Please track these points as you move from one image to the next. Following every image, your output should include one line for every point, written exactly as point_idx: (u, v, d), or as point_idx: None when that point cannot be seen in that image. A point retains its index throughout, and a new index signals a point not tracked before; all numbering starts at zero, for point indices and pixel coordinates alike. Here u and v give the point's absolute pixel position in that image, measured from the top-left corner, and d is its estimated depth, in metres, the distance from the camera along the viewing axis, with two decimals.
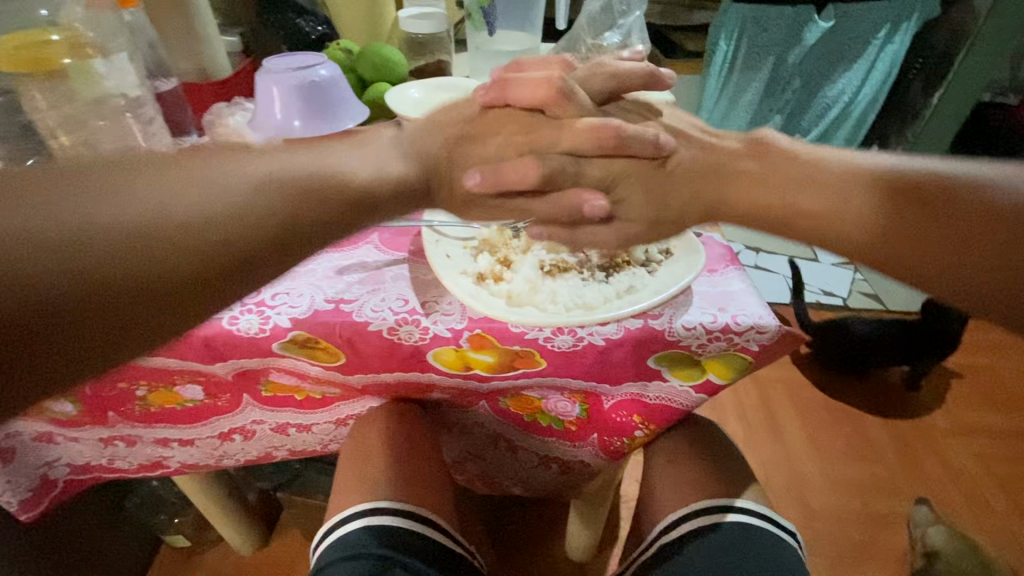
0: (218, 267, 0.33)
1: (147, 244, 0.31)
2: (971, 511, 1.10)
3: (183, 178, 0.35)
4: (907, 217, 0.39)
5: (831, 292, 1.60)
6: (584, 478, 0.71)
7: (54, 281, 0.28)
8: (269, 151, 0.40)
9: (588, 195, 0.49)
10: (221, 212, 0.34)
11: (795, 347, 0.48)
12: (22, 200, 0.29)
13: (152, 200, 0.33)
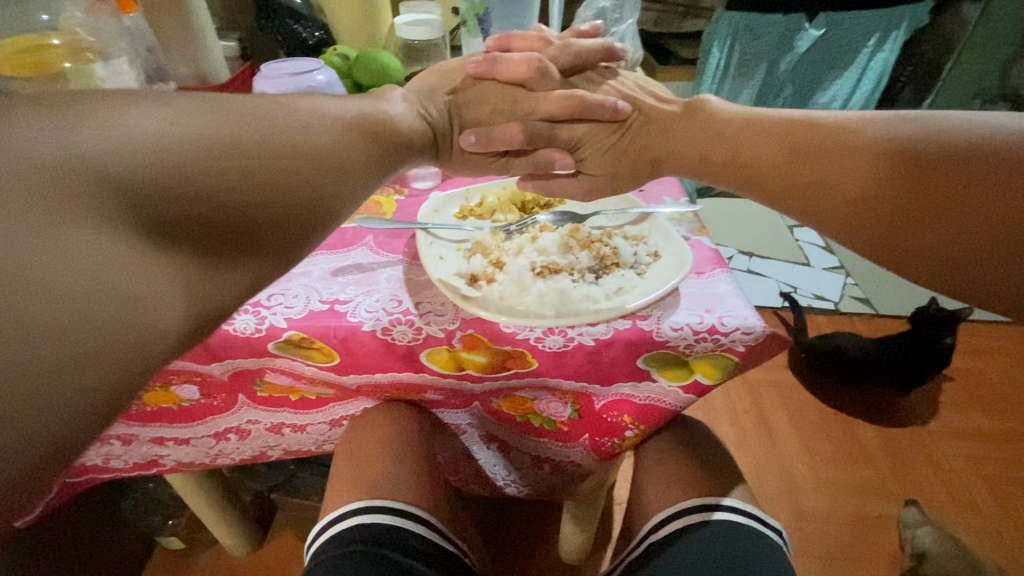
0: (354, 183, 0.42)
1: (314, 159, 0.40)
2: (960, 513, 1.12)
3: (274, 116, 0.39)
4: (903, 190, 0.42)
5: (823, 296, 1.62)
6: (576, 478, 0.72)
7: (271, 180, 0.35)
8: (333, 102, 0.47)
9: (557, 154, 0.62)
10: (305, 147, 0.39)
11: (780, 348, 0.50)
12: (227, 121, 0.36)
13: (304, 130, 0.40)
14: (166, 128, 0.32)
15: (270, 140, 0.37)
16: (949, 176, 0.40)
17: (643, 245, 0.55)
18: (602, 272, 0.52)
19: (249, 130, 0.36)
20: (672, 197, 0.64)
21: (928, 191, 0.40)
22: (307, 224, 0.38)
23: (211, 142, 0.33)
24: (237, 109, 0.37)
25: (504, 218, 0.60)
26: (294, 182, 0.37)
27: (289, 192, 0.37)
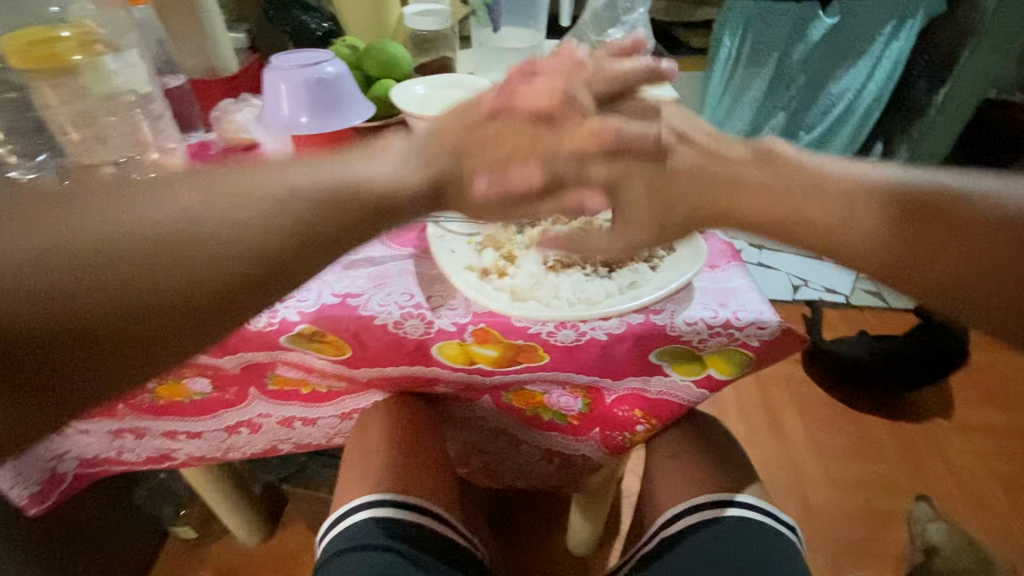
0: (206, 303, 0.35)
1: (142, 282, 0.34)
2: (972, 509, 1.11)
3: (194, 199, 0.37)
4: (904, 243, 0.39)
5: (834, 289, 1.60)
6: (584, 472, 0.71)
7: (41, 320, 0.31)
8: (281, 167, 0.41)
9: (587, 198, 0.49)
10: (210, 236, 0.36)
11: (796, 345, 0.49)
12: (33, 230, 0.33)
13: (147, 233, 0.35)
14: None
15: (164, 237, 0.35)
16: (943, 228, 0.38)
17: None
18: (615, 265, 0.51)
19: (148, 224, 0.35)
20: None
21: (926, 240, 0.38)
22: (199, 319, 0.35)
23: (89, 249, 0.33)
24: (149, 199, 0.36)
25: None
26: (175, 285, 0.34)
27: (172, 298, 0.34)
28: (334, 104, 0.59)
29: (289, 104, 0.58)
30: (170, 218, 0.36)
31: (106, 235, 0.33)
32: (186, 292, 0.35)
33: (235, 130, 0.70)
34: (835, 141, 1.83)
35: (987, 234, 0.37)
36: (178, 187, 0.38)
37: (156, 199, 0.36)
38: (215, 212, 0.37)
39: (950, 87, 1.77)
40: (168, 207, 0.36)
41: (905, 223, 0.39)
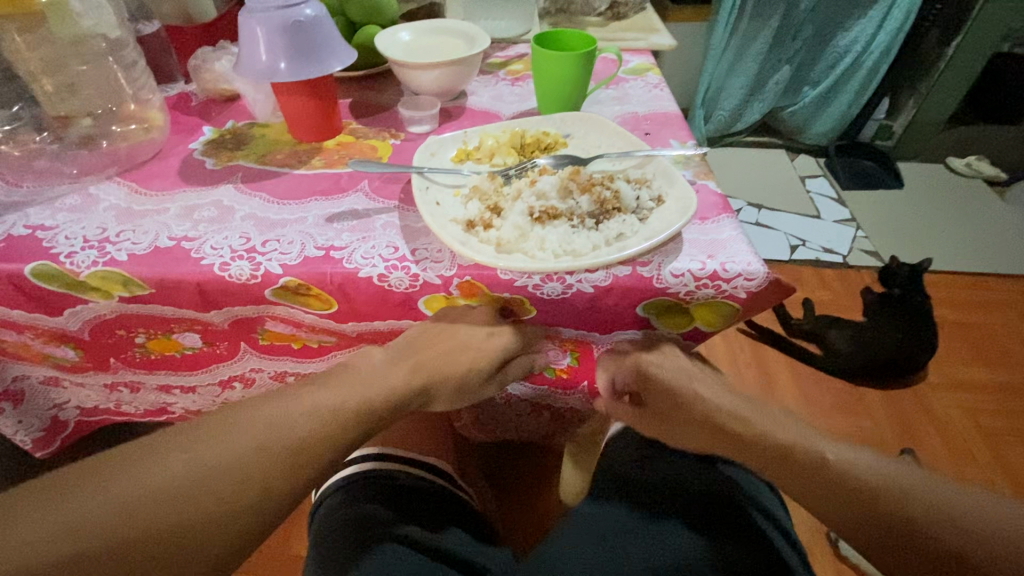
0: (272, 465, 0.42)
1: (246, 457, 0.42)
2: (954, 461, 1.14)
3: (252, 413, 0.45)
4: (873, 528, 0.45)
5: (832, 249, 1.58)
6: (574, 423, 0.73)
7: (190, 475, 0.40)
8: (347, 384, 0.49)
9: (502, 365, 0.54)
10: (263, 473, 0.42)
11: (783, 295, 0.48)
12: (243, 412, 0.45)
13: (277, 411, 0.45)
14: (233, 426, 0.43)
15: (205, 459, 0.41)
16: (902, 504, 0.44)
17: (646, 189, 0.52)
18: (603, 218, 0.49)
19: (137, 477, 0.39)
20: (678, 140, 0.63)
21: (865, 517, 0.45)
22: (187, 487, 0.39)
23: (227, 444, 0.42)
24: (198, 430, 0.43)
25: (503, 162, 0.58)
26: (202, 492, 0.40)
27: (211, 457, 0.41)
28: (313, 49, 0.56)
29: (267, 49, 0.55)
30: (137, 510, 0.38)
31: (141, 488, 0.39)
32: (205, 482, 0.40)
33: (216, 80, 0.68)
34: (840, 95, 1.78)
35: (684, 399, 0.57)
36: (259, 404, 0.46)
37: (208, 430, 0.43)
38: (233, 438, 0.42)
39: (962, 38, 1.69)
40: (246, 422, 0.44)
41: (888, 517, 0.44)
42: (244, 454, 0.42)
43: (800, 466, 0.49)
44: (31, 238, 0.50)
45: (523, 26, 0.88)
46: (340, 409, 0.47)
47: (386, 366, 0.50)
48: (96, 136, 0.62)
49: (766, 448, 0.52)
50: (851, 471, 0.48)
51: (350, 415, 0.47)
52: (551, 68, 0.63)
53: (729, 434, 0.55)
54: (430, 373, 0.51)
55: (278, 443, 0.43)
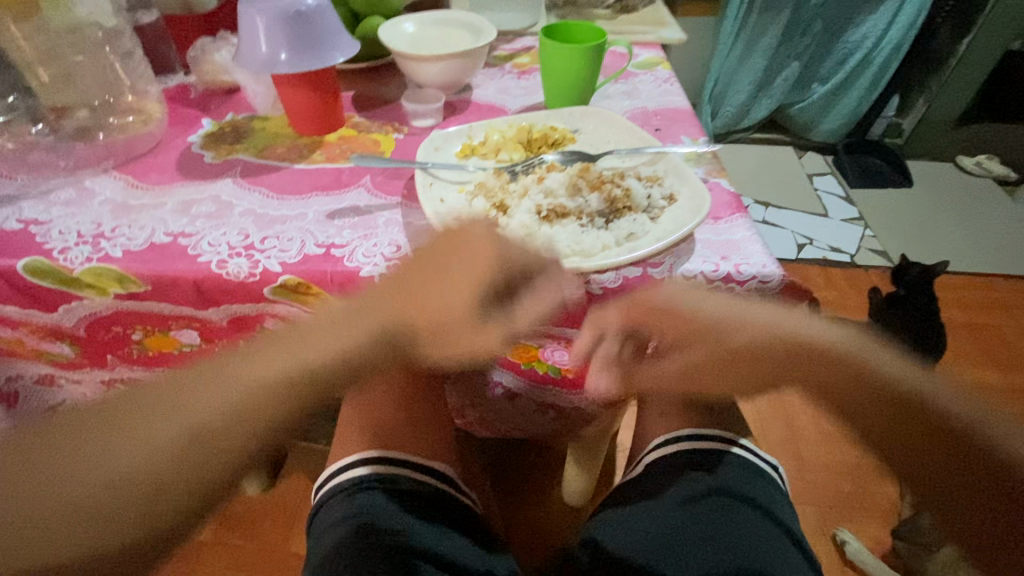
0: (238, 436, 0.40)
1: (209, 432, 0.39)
2: None
3: (153, 404, 0.39)
4: (920, 443, 0.42)
5: (839, 248, 1.56)
6: (580, 423, 0.71)
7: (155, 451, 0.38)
8: (313, 336, 0.42)
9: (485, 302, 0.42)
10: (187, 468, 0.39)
11: (797, 299, 0.47)
12: (207, 375, 0.41)
13: (242, 376, 0.40)
14: (199, 393, 0.40)
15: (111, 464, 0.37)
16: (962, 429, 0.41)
17: (658, 187, 0.50)
18: (612, 217, 0.48)
19: (118, 448, 0.38)
20: (690, 136, 0.62)
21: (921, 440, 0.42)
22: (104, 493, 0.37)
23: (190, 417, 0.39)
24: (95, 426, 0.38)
25: (509, 158, 0.56)
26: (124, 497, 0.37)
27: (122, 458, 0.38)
28: (315, 40, 0.54)
29: (266, 39, 0.53)
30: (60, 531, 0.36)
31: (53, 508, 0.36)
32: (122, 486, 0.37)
33: (216, 72, 0.66)
34: (850, 92, 1.75)
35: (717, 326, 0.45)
36: (163, 389, 0.40)
37: (139, 412, 0.39)
38: (140, 438, 0.38)
39: (974, 35, 1.67)
40: (147, 417, 0.39)
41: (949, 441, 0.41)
42: (154, 457, 0.38)
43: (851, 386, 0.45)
44: (24, 233, 0.49)
45: (531, 18, 0.86)
46: (303, 367, 0.41)
47: (328, 322, 0.42)
48: (92, 127, 0.60)
49: (813, 361, 0.46)
50: (888, 375, 0.44)
51: (277, 389, 0.40)
52: (559, 61, 0.61)
53: (766, 355, 0.46)
54: (403, 317, 0.42)
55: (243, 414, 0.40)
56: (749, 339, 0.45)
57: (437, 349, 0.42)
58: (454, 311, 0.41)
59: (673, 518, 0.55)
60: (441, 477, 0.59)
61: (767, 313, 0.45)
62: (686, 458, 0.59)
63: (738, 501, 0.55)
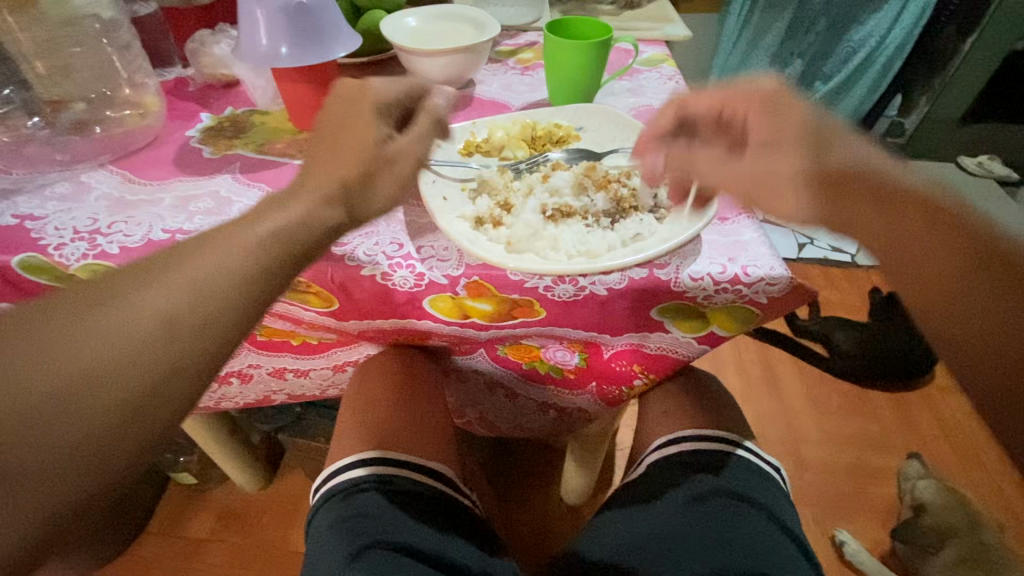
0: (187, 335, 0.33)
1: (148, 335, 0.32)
2: (962, 467, 1.12)
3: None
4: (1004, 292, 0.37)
5: (840, 248, 1.56)
6: (581, 423, 0.71)
7: (76, 363, 0.30)
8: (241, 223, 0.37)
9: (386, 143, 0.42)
10: (61, 422, 0.29)
11: (806, 301, 0.46)
12: (127, 278, 0.33)
13: (178, 276, 0.34)
14: (122, 299, 0.32)
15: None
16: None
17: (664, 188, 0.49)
18: (619, 217, 0.47)
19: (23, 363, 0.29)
20: None
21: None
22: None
23: (113, 319, 0.31)
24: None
25: (513, 155, 0.55)
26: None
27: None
28: (316, 34, 0.53)
29: (267, 33, 0.52)
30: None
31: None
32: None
33: (215, 65, 0.65)
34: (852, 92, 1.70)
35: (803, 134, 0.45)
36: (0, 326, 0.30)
37: (42, 322, 0.30)
38: (58, 344, 0.30)
39: (979, 34, 1.65)
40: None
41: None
42: (3, 409, 0.28)
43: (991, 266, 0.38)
44: (19, 228, 0.48)
45: (535, 13, 0.85)
46: (253, 249, 0.36)
47: (232, 231, 0.36)
48: (89, 121, 0.59)
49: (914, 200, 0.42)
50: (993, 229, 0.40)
51: (185, 315, 0.33)
52: (566, 57, 0.60)
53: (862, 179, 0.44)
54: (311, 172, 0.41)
55: (186, 309, 0.33)
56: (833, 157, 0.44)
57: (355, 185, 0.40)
58: (359, 147, 0.40)
59: (675, 520, 0.54)
60: (442, 477, 0.59)
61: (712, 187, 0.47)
62: (691, 460, 0.59)
63: (741, 504, 0.54)
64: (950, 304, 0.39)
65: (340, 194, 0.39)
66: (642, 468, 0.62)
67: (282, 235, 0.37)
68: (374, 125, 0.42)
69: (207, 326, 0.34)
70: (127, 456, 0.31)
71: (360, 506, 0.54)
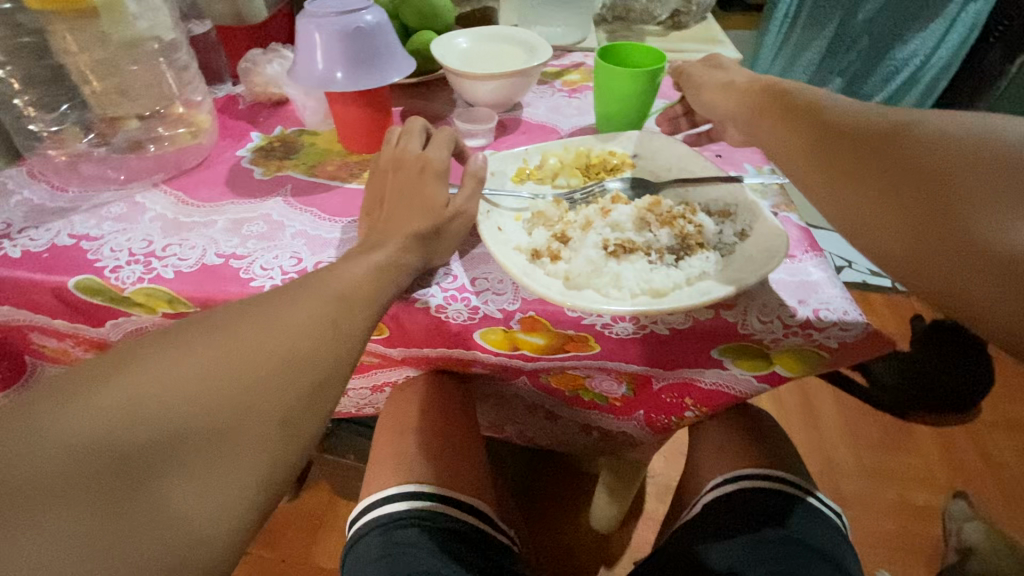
0: (314, 364, 0.35)
1: (283, 360, 0.34)
2: (1012, 508, 1.07)
3: (168, 358, 0.31)
4: (862, 160, 0.38)
5: (879, 272, 1.50)
6: (624, 447, 0.69)
7: (225, 382, 0.32)
8: (333, 270, 0.40)
9: (441, 196, 0.46)
10: (235, 428, 0.31)
11: (882, 347, 0.43)
12: (252, 312, 0.36)
13: (299, 314, 0.36)
14: (257, 329, 0.35)
15: (113, 435, 0.28)
16: (979, 160, 0.33)
17: (730, 223, 0.48)
18: (683, 253, 0.45)
19: (177, 381, 0.31)
20: (753, 164, 0.59)
21: (883, 173, 0.37)
22: (121, 475, 0.27)
23: (252, 346, 0.34)
24: (81, 391, 0.29)
25: (566, 183, 0.54)
26: (168, 467, 0.29)
27: (150, 424, 0.29)
28: (374, 58, 0.53)
29: (324, 57, 0.52)
30: (79, 536, 0.26)
31: (54, 503, 0.25)
32: (161, 458, 0.29)
33: (266, 84, 0.66)
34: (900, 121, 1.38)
35: (730, 84, 0.53)
36: (161, 346, 0.32)
37: (190, 342, 0.33)
38: (206, 362, 0.32)
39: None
40: (144, 376, 0.30)
41: (929, 175, 0.35)
42: (171, 424, 0.29)
43: (858, 132, 0.39)
44: (76, 248, 0.48)
45: (579, 33, 0.84)
46: (345, 295, 0.39)
47: (333, 271, 0.40)
48: (144, 140, 0.60)
49: (795, 104, 0.45)
50: (865, 114, 0.40)
51: (324, 333, 0.36)
52: (618, 82, 0.58)
53: (760, 97, 0.48)
54: (376, 233, 0.44)
55: (305, 340, 0.35)
56: (745, 88, 0.51)
57: (417, 240, 0.43)
58: (423, 213, 0.45)
59: (729, 562, 0.51)
60: (481, 515, 0.57)
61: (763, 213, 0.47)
62: (743, 502, 0.57)
63: (800, 551, 0.51)
64: (811, 178, 0.41)
65: (416, 244, 0.43)
66: (697, 508, 0.60)
67: (380, 272, 0.41)
68: (435, 187, 0.46)
69: (340, 348, 0.37)
70: (283, 470, 0.33)
71: (401, 538, 0.52)
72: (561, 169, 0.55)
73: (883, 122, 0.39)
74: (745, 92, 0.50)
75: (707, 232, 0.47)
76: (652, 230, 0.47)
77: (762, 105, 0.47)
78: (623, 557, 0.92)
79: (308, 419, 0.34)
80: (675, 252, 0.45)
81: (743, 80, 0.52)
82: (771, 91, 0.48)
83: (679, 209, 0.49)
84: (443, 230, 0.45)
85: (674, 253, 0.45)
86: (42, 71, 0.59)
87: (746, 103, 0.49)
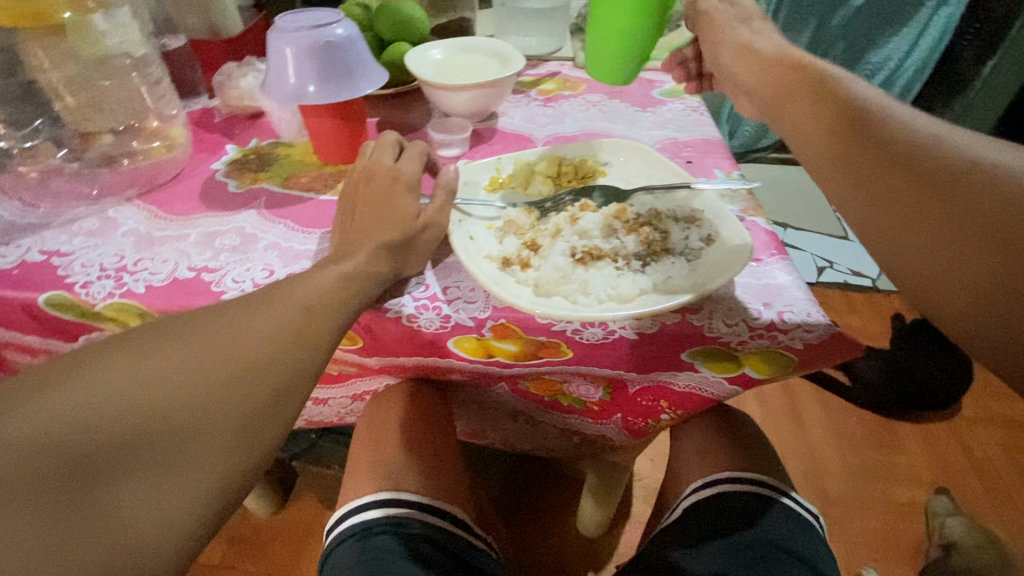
0: (279, 369, 0.35)
1: (247, 364, 0.34)
2: (993, 503, 1.08)
3: (128, 360, 0.32)
4: (893, 171, 0.34)
5: (860, 272, 1.53)
6: (605, 450, 0.69)
7: (187, 385, 0.32)
8: (302, 281, 0.41)
9: (412, 207, 0.47)
10: (196, 432, 0.31)
11: (849, 348, 0.44)
12: (220, 316, 0.36)
13: (266, 319, 0.37)
14: (223, 333, 0.35)
15: (73, 435, 0.28)
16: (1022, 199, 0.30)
17: (696, 228, 0.48)
18: (650, 259, 0.46)
19: (139, 383, 0.31)
20: (723, 170, 0.60)
21: (913, 191, 0.33)
22: (78, 476, 0.28)
23: (218, 348, 0.34)
24: (43, 389, 0.29)
25: (538, 192, 0.55)
26: (126, 470, 0.29)
27: (101, 428, 0.29)
28: (344, 70, 0.53)
29: (295, 70, 0.52)
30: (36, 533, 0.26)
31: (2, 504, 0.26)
32: (115, 462, 0.29)
33: (242, 97, 0.66)
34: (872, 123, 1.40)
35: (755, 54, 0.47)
36: (125, 348, 0.32)
37: (156, 344, 0.33)
38: (169, 364, 0.32)
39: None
40: (106, 377, 0.30)
41: (963, 204, 0.31)
42: (131, 425, 0.30)
43: (892, 137, 0.35)
44: (46, 265, 0.48)
45: (555, 43, 0.85)
46: (313, 305, 0.39)
47: (302, 283, 0.40)
48: (117, 154, 0.60)
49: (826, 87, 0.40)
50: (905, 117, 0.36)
51: (289, 339, 0.37)
52: (607, 21, 0.57)
53: (788, 75, 0.43)
54: (347, 244, 0.45)
55: (271, 347, 0.36)
56: (770, 63, 0.45)
57: (387, 250, 0.44)
58: (393, 224, 0.45)
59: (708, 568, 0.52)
60: (457, 522, 0.57)
61: (728, 220, 0.48)
62: (720, 506, 0.57)
63: (775, 554, 0.52)
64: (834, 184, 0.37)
65: (386, 255, 0.44)
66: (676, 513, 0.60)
67: (349, 282, 0.41)
68: (406, 198, 0.47)
69: (306, 357, 0.37)
70: (246, 477, 0.33)
71: (377, 547, 0.52)
72: (533, 177, 0.56)
73: (921, 131, 0.34)
74: (771, 67, 0.45)
75: (674, 239, 0.48)
76: (620, 238, 0.48)
77: (786, 89, 0.42)
78: (610, 561, 0.92)
79: (270, 422, 0.34)
80: (642, 258, 0.46)
81: (767, 52, 0.46)
82: (801, 69, 0.43)
83: (644, 216, 0.50)
84: (414, 240, 0.46)
85: (641, 260, 0.46)
86: (11, 89, 0.60)
87: (768, 85, 0.45)
